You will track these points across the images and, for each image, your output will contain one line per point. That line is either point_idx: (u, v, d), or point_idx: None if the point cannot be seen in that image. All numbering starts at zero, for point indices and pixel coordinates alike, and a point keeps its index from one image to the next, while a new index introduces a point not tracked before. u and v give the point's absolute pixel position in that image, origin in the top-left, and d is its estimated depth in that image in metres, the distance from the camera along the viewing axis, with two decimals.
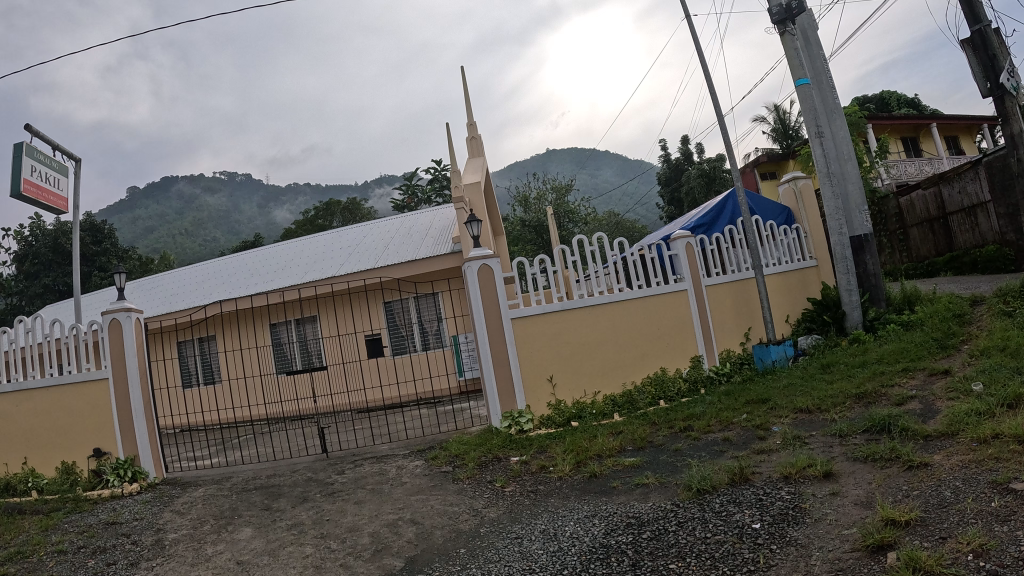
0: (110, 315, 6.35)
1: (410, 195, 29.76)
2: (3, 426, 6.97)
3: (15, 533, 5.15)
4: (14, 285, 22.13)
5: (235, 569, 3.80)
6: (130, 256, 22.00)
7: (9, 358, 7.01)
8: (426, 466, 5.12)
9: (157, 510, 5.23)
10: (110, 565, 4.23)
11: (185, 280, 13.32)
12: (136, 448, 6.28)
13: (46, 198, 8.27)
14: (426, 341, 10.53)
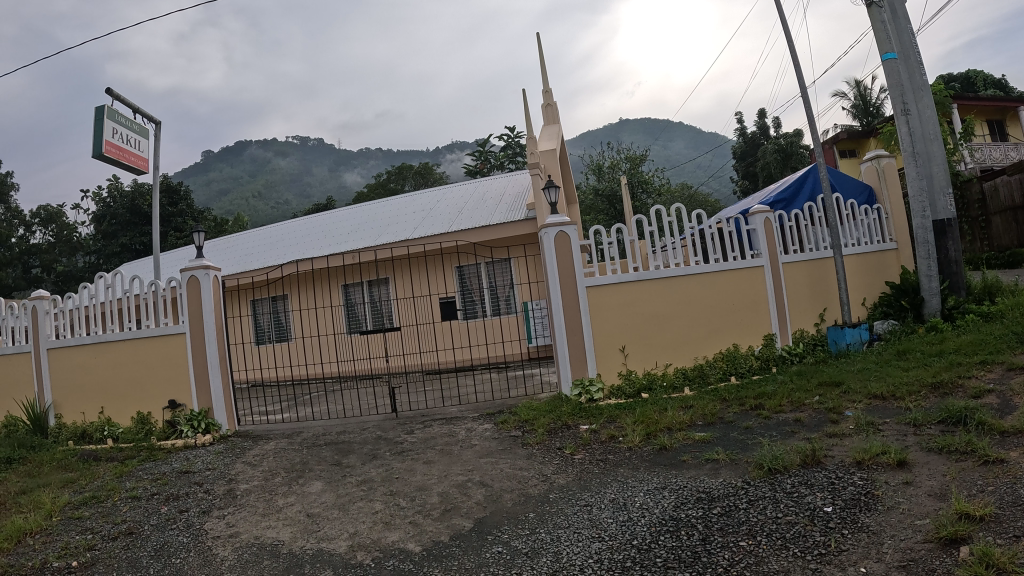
0: (188, 272, 6.53)
1: (483, 161, 29.78)
2: (80, 377, 7.26)
3: (92, 479, 5.38)
4: (94, 244, 23.01)
5: (306, 522, 3.89)
6: (205, 217, 22.60)
7: (91, 313, 7.27)
8: (496, 430, 5.16)
9: (229, 460, 5.39)
10: (183, 512, 4.39)
11: (260, 240, 13.62)
12: (210, 400, 6.48)
13: (127, 159, 8.52)
14: (496, 307, 10.57)
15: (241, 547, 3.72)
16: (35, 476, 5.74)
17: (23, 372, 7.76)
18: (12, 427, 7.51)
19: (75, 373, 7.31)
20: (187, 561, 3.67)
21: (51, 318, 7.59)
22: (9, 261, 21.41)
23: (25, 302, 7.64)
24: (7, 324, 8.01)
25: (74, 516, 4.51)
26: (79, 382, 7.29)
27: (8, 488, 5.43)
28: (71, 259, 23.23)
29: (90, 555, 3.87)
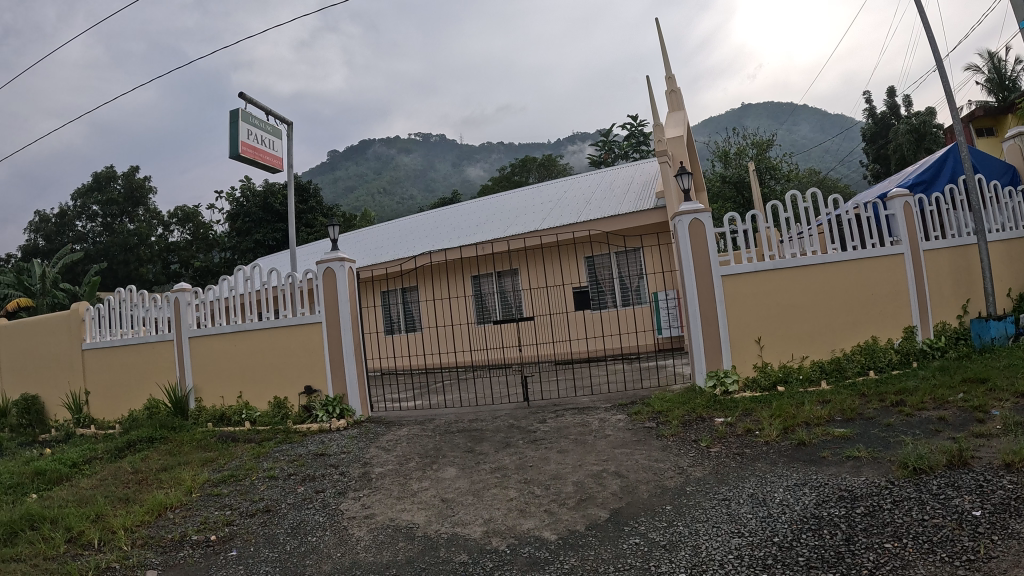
0: (325, 264, 6.81)
1: (607, 151, 29.69)
2: (220, 363, 7.72)
3: (230, 459, 5.73)
4: (229, 242, 24.29)
5: (440, 506, 4.00)
6: (334, 213, 23.50)
7: (232, 303, 7.71)
8: (629, 421, 5.14)
9: (364, 444, 5.61)
10: (320, 492, 4.60)
11: (392, 233, 14.13)
12: (345, 387, 6.77)
13: (262, 159, 8.98)
14: (626, 298, 10.49)
15: (376, 528, 3.86)
16: (177, 455, 6.17)
17: (165, 359, 8.29)
18: (155, 409, 8.05)
19: (214, 359, 7.78)
20: (324, 539, 3.84)
21: (193, 308, 8.06)
22: (150, 257, 23.11)
23: (169, 293, 8.15)
24: (149, 315, 8.56)
25: (212, 494, 4.82)
26: (219, 368, 7.74)
27: (151, 465, 5.86)
28: (207, 255, 24.70)
29: (228, 530, 4.13)
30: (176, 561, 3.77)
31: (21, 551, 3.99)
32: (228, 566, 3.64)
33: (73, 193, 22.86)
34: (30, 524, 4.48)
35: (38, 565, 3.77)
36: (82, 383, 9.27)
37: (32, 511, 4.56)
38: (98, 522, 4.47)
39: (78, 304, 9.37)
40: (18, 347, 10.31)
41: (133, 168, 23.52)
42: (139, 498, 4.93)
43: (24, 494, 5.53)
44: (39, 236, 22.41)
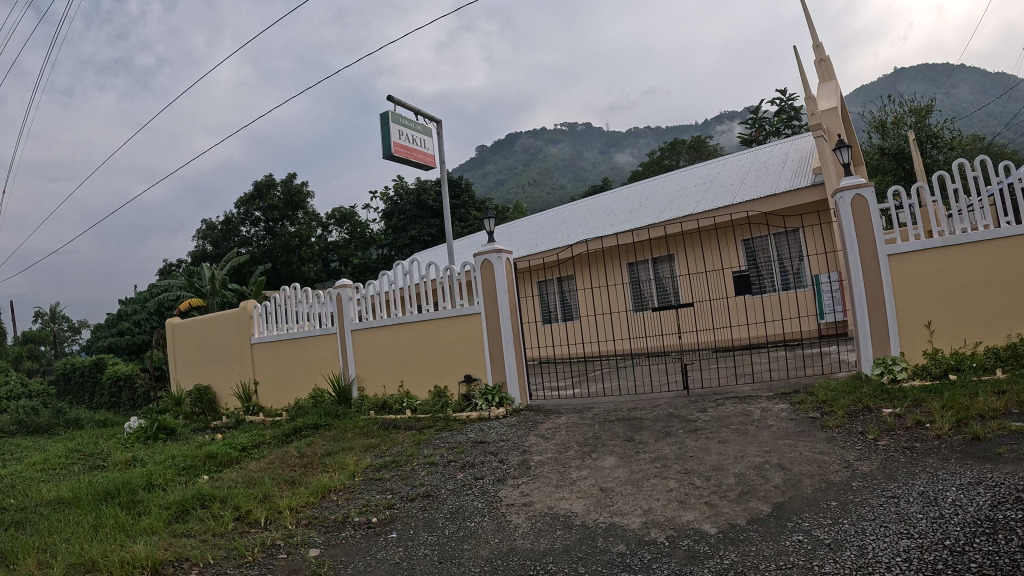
0: (483, 256, 7.05)
1: (756, 129, 28.65)
2: (381, 354, 8.11)
3: (392, 445, 6.03)
4: (387, 238, 25.46)
5: (599, 495, 4.06)
6: (487, 207, 24.08)
7: (394, 297, 8.09)
8: (793, 411, 4.98)
9: (523, 432, 5.75)
10: (480, 479, 4.76)
11: (544, 223, 14.37)
12: (504, 376, 6.94)
13: (414, 157, 9.31)
14: (786, 281, 10.14)
15: (535, 516, 3.96)
16: (339, 441, 6.56)
17: (328, 352, 8.81)
18: (319, 397, 8.57)
19: (376, 351, 8.18)
20: (483, 525, 3.99)
21: (354, 303, 8.55)
22: (311, 256, 24.51)
23: (332, 289, 8.69)
24: (314, 310, 9.15)
25: (375, 477, 5.10)
26: (380, 359, 8.14)
27: (315, 450, 6.28)
28: (365, 253, 25.90)
29: (388, 513, 4.37)
30: (338, 541, 4.03)
31: (193, 527, 4.37)
32: (389, 547, 3.85)
33: (235, 202, 24.37)
34: (200, 503, 4.90)
35: (207, 541, 4.13)
36: (251, 374, 10.01)
37: (203, 490, 4.99)
38: (264, 502, 4.84)
39: (246, 302, 10.14)
40: (190, 341, 11.18)
41: (291, 175, 24.97)
42: (304, 480, 5.29)
43: (195, 476, 6.00)
44: (207, 241, 24.42)
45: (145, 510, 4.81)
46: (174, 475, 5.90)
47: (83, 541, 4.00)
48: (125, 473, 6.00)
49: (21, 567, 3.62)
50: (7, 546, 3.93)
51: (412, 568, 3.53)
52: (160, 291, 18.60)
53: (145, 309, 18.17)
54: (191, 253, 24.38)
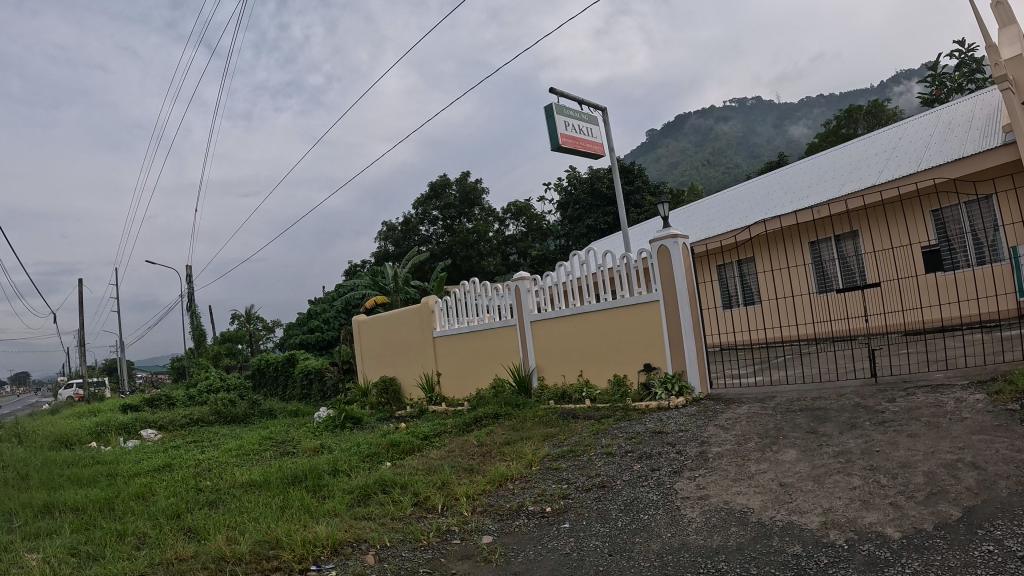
0: (658, 242, 6.87)
1: (937, 87, 25.73)
2: (561, 344, 8.15)
3: (570, 435, 6.03)
4: (561, 229, 25.41)
5: (777, 491, 3.81)
6: (661, 191, 23.56)
7: (569, 288, 8.07)
8: (991, 402, 4.38)
9: (702, 423, 5.53)
10: (655, 471, 4.62)
11: (722, 202, 13.84)
12: (684, 363, 6.72)
13: (583, 146, 9.30)
14: (983, 254, 9.08)
15: (709, 511, 3.79)
16: (519, 430, 6.67)
17: (509, 343, 8.98)
18: (500, 387, 8.76)
19: (556, 340, 8.23)
20: (656, 518, 3.87)
21: (532, 295, 8.65)
22: (490, 250, 25.10)
23: (511, 282, 8.86)
24: (493, 303, 9.35)
25: (551, 467, 5.12)
26: (560, 349, 8.18)
27: (495, 439, 6.42)
28: (542, 244, 26.29)
29: (562, 503, 4.36)
30: (511, 529, 4.07)
31: (374, 510, 4.60)
32: (560, 537, 3.83)
33: (414, 203, 26.29)
34: (381, 488, 5.17)
35: (385, 524, 4.32)
36: (435, 366, 10.48)
37: (384, 477, 5.26)
38: (442, 488, 5.01)
39: (427, 298, 10.62)
40: (379, 336, 12.09)
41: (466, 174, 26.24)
42: (482, 469, 5.41)
43: (379, 462, 6.37)
44: (389, 243, 26.29)
45: (330, 493, 5.15)
46: (357, 461, 6.30)
47: (270, 520, 4.36)
48: (311, 460, 6.49)
49: (215, 540, 3.99)
50: (205, 522, 4.37)
51: (581, 559, 3.48)
52: (347, 291, 20.03)
53: (333, 308, 19.62)
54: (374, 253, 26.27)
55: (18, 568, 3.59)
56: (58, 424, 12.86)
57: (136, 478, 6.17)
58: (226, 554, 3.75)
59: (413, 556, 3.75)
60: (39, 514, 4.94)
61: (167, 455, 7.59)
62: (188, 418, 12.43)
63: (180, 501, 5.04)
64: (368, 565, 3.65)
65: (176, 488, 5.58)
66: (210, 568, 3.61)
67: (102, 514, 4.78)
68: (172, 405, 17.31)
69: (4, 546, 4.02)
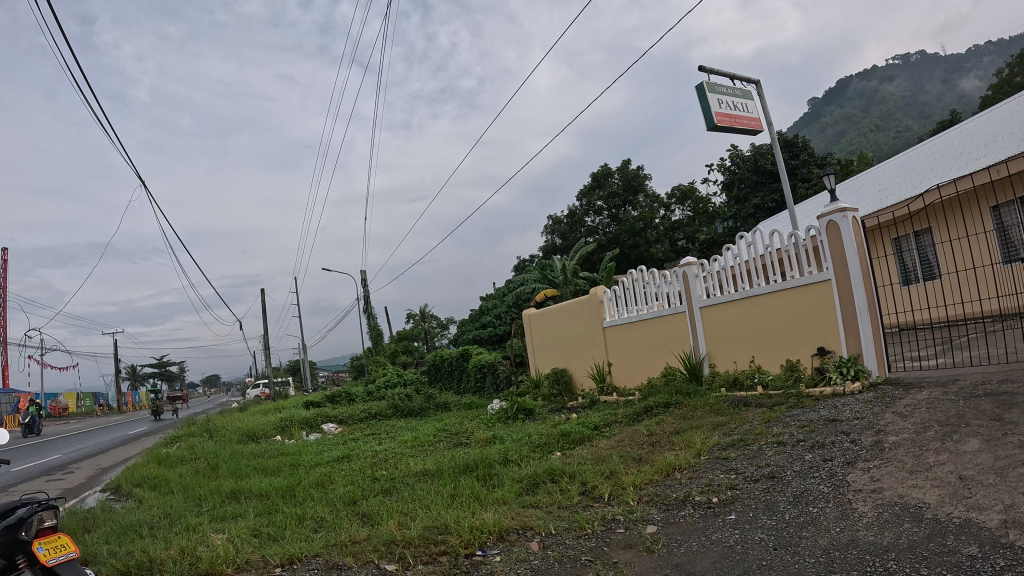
0: (827, 217, 6.49)
1: None
2: (733, 329, 7.86)
3: (741, 423, 5.82)
4: (729, 211, 24.51)
5: (956, 485, 3.48)
6: (829, 162, 22.27)
7: (738, 271, 7.76)
8: None
9: (878, 410, 5.14)
10: (827, 461, 4.34)
11: (893, 168, 12.78)
12: (859, 346, 6.28)
13: (740, 121, 10.07)
14: None
15: (881, 505, 3.54)
16: (690, 419, 6.50)
17: (679, 329, 8.78)
18: (671, 375, 8.61)
19: (727, 326, 7.96)
20: (825, 512, 3.65)
21: (701, 280, 8.41)
22: (659, 237, 24.59)
23: (679, 268, 8.66)
24: (661, 291, 9.18)
25: (720, 456, 4.94)
26: (731, 334, 7.89)
27: (665, 429, 6.30)
28: (710, 227, 25.54)
29: (730, 493, 4.17)
30: (676, 519, 3.95)
31: (541, 499, 4.66)
32: (725, 529, 3.68)
33: (578, 194, 26.39)
34: (550, 477, 5.23)
35: (551, 512, 4.35)
36: (607, 356, 10.46)
37: (553, 467, 5.32)
38: (610, 478, 4.99)
39: (597, 289, 10.62)
40: (551, 329, 12.28)
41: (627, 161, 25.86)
42: (650, 458, 5.34)
43: (549, 452, 6.47)
44: (556, 236, 26.71)
45: (500, 482, 5.30)
46: (527, 451, 6.46)
47: (439, 507, 4.55)
48: (482, 450, 6.72)
49: (387, 525, 4.22)
50: (377, 508, 4.67)
51: (744, 553, 3.33)
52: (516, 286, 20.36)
53: (504, 303, 20.14)
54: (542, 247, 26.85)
55: (205, 546, 4.08)
56: (261, 419, 14.13)
57: (316, 468, 6.70)
58: (395, 537, 3.94)
59: (576, 544, 3.76)
60: (227, 499, 5.55)
61: (347, 447, 8.17)
62: (367, 411, 13.25)
63: (355, 489, 5.43)
64: (531, 552, 3.71)
65: (352, 477, 5.99)
66: (380, 550, 3.83)
67: (283, 500, 5.27)
68: (351, 401, 18.72)
69: (196, 528, 4.59)
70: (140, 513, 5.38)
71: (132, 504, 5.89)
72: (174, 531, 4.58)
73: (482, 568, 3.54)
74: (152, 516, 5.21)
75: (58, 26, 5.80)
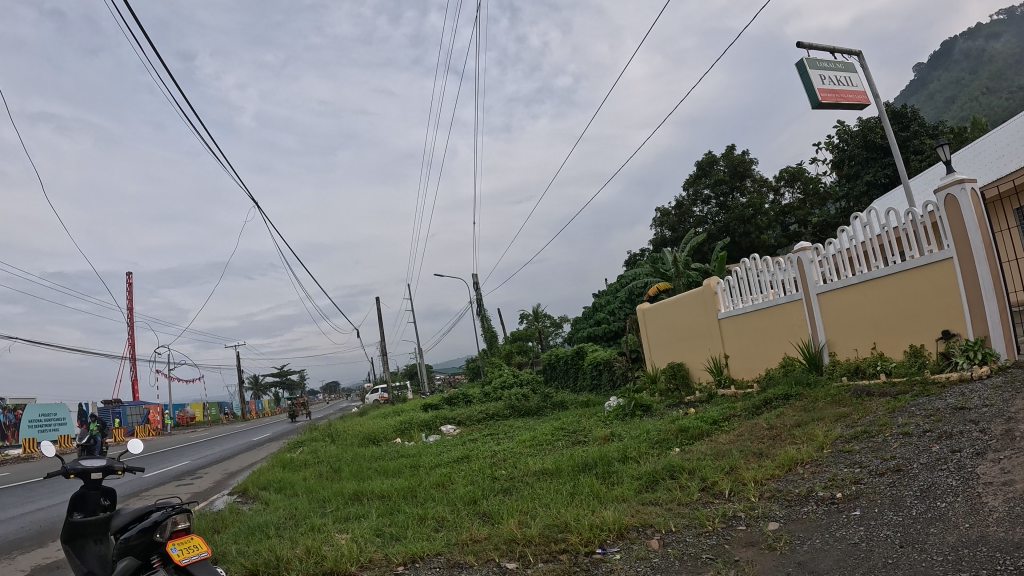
0: (945, 190, 6.18)
1: None
2: (850, 316, 7.53)
3: (864, 414, 5.56)
4: (840, 191, 23.58)
5: None
6: (942, 131, 21.08)
7: (854, 254, 7.44)
8: None
9: (1010, 396, 4.81)
10: (955, 453, 4.08)
11: (1012, 133, 11.96)
12: (987, 328, 5.91)
13: (845, 97, 9.89)
14: None
15: (1014, 498, 3.29)
16: (810, 412, 6.27)
17: (797, 317, 8.44)
18: (790, 365, 8.38)
19: (843, 312, 7.63)
20: (953, 507, 3.43)
21: (816, 266, 8.10)
22: (769, 223, 23.91)
23: (792, 254, 8.37)
24: (776, 278, 8.88)
25: (843, 450, 4.72)
26: (849, 321, 7.56)
27: (785, 421, 6.10)
28: (822, 209, 24.57)
29: (854, 488, 3.99)
30: (799, 516, 3.81)
31: (661, 496, 4.60)
32: (849, 525, 3.51)
33: (685, 184, 26.11)
34: (670, 474, 5.16)
35: (671, 509, 4.29)
36: (722, 348, 10.24)
37: (673, 463, 5.24)
38: (731, 474, 4.86)
39: (710, 280, 10.41)
40: (665, 322, 12.18)
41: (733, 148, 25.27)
42: (772, 453, 5.17)
43: (667, 449, 6.39)
44: (665, 228, 26.48)
45: (620, 480, 5.27)
46: (646, 448, 6.40)
47: (559, 505, 4.57)
48: (602, 448, 6.69)
49: (507, 524, 4.26)
50: (497, 507, 4.72)
51: (870, 550, 3.18)
52: (630, 281, 20.11)
53: (618, 299, 19.95)
54: (652, 240, 26.77)
55: (329, 545, 4.24)
56: (379, 423, 14.56)
57: (437, 469, 6.85)
58: (515, 536, 3.97)
59: (697, 541, 3.69)
60: (350, 500, 5.74)
61: (465, 447, 8.31)
62: (485, 411, 13.46)
63: (476, 489, 5.52)
64: (651, 550, 3.66)
65: (472, 477, 6.08)
66: (500, 549, 3.87)
67: (404, 500, 5.41)
68: (469, 402, 19.02)
69: (319, 528, 4.78)
70: (268, 514, 5.64)
71: (258, 506, 6.18)
72: (300, 531, 4.78)
73: (602, 566, 3.52)
74: (278, 517, 5.46)
75: (159, 57, 6.10)
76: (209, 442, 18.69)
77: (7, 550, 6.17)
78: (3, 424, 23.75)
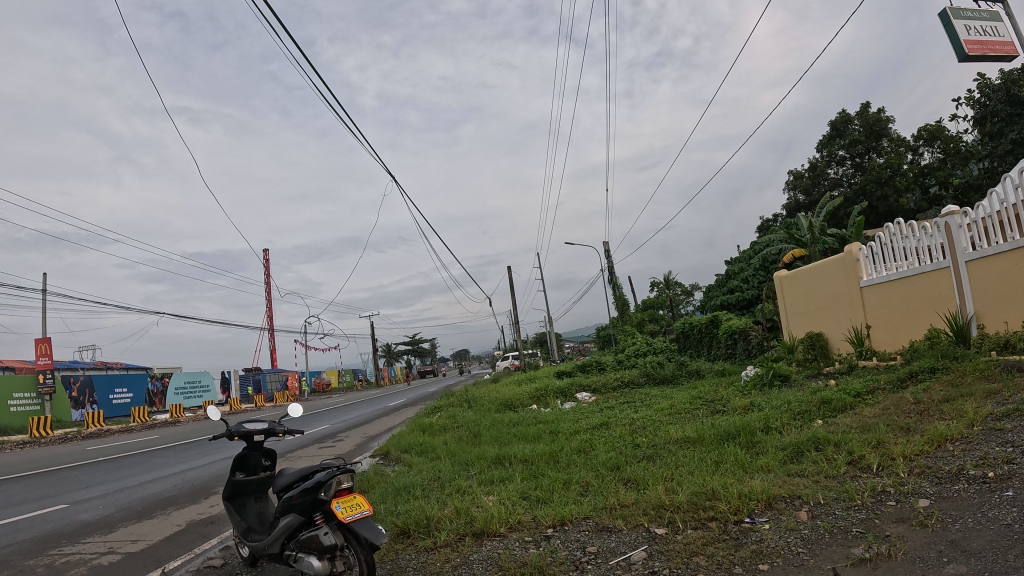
0: None
1: None
2: (1002, 284, 7.16)
3: (1016, 390, 5.35)
4: (983, 149, 22.04)
5: None
6: None
7: (1005, 218, 7.04)
8: None
9: None
10: None
11: None
12: None
13: (992, 49, 9.67)
14: None
15: None
16: (958, 386, 6.09)
17: (945, 286, 8.05)
18: (936, 337, 8.03)
19: (994, 281, 7.26)
20: None
21: (965, 231, 7.70)
22: (908, 185, 22.62)
23: (939, 219, 8.00)
24: (922, 245, 8.49)
25: (995, 427, 4.57)
26: (1000, 290, 7.20)
27: (932, 396, 5.94)
28: (965, 169, 23.01)
29: (1007, 468, 3.86)
30: (950, 494, 3.77)
31: (808, 468, 4.63)
32: (1002, 505, 3.44)
33: (817, 145, 25.19)
34: (815, 446, 5.17)
35: (819, 481, 4.33)
36: (863, 318, 9.95)
37: (818, 435, 5.24)
38: (878, 448, 4.82)
39: (852, 246, 10.05)
40: (804, 292, 11.92)
41: (869, 105, 24.09)
42: (919, 428, 5.08)
43: (810, 420, 6.36)
44: (799, 191, 25.94)
45: (765, 449, 5.33)
46: (788, 419, 6.40)
47: (704, 473, 4.70)
48: (743, 418, 6.73)
49: (654, 490, 4.44)
50: (641, 474, 4.89)
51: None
52: (762, 247, 20.07)
53: (751, 266, 19.99)
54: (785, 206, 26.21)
55: (477, 506, 4.54)
56: (512, 390, 15.03)
57: (577, 435, 7.07)
58: (664, 502, 4.14)
59: (847, 515, 3.75)
60: (493, 464, 6.06)
61: (603, 415, 8.51)
62: (621, 380, 13.66)
63: (619, 455, 5.71)
64: (800, 521, 3.75)
65: (614, 444, 6.27)
66: (649, 514, 4.05)
67: (548, 465, 5.67)
68: (602, 369, 19.26)
69: (465, 490, 5.10)
70: (414, 476, 6.06)
71: (402, 468, 6.61)
72: (447, 493, 5.12)
73: (752, 535, 3.63)
74: (424, 478, 5.85)
75: (301, 52, 6.45)
76: (345, 406, 19.74)
77: (164, 507, 6.81)
78: (157, 392, 25.93)
